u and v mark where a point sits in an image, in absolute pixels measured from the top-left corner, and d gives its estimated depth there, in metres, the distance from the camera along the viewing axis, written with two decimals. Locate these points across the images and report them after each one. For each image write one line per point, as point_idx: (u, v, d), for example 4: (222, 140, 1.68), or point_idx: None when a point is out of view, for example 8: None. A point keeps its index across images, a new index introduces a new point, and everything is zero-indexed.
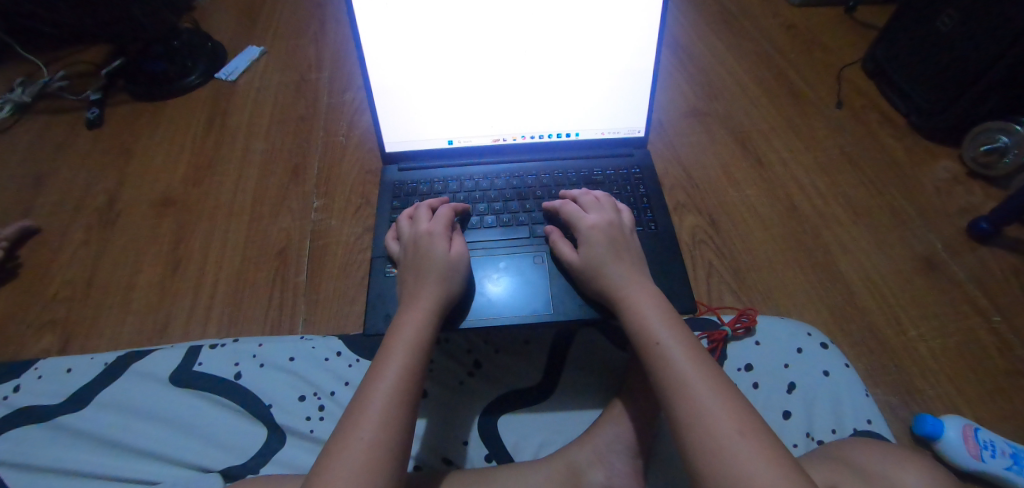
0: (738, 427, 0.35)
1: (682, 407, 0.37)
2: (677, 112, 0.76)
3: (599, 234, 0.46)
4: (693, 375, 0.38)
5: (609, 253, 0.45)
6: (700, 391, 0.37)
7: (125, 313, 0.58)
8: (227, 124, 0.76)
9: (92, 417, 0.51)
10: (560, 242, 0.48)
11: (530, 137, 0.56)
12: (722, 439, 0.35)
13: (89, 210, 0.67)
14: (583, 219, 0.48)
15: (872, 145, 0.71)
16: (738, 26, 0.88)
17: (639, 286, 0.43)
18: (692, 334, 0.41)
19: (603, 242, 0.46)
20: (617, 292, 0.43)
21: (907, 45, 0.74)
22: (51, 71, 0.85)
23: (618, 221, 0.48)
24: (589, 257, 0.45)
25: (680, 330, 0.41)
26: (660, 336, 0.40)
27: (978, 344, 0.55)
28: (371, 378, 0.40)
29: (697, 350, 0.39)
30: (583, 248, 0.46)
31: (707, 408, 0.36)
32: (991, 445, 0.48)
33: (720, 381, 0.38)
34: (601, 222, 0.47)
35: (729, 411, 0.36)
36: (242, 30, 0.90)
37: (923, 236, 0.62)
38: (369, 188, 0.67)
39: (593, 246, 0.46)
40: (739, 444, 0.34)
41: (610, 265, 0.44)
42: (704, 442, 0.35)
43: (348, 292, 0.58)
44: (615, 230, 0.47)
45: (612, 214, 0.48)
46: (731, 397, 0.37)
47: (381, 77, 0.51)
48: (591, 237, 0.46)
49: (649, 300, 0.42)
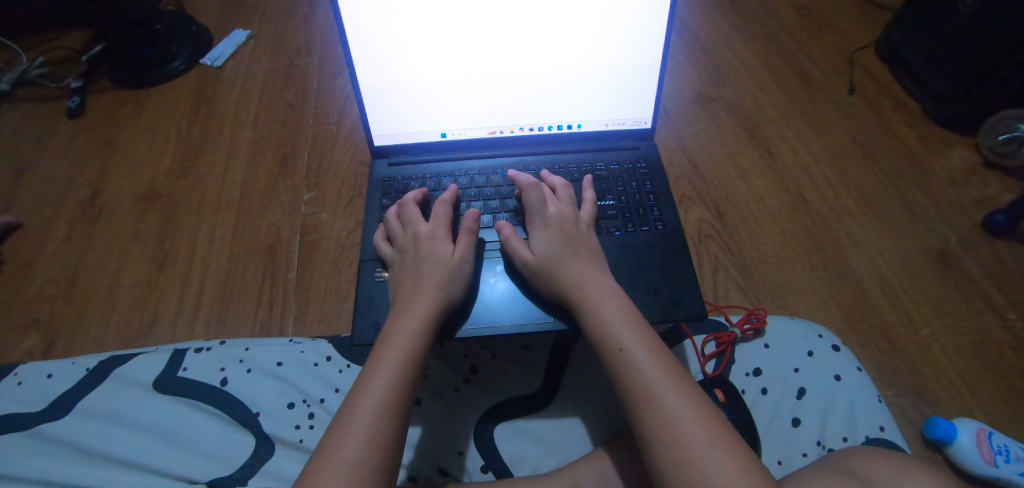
0: (707, 436, 0.34)
1: (647, 415, 0.35)
2: (682, 98, 0.73)
3: (556, 231, 0.45)
4: (660, 383, 0.36)
5: (566, 252, 0.43)
6: (668, 399, 0.35)
7: (108, 313, 0.56)
8: (213, 112, 0.73)
9: (71, 425, 0.48)
10: (512, 239, 0.45)
11: (528, 129, 0.53)
12: (692, 450, 0.33)
13: (71, 204, 0.65)
14: (544, 212, 0.46)
15: (885, 133, 0.68)
16: (747, 7, 0.84)
17: (598, 284, 0.42)
18: (656, 337, 0.39)
19: (559, 239, 0.44)
20: (575, 291, 0.41)
21: (925, 28, 0.70)
22: (30, 57, 0.81)
23: (577, 217, 0.47)
24: (547, 254, 0.43)
25: (644, 332, 0.39)
26: (624, 341, 0.38)
27: (992, 344, 0.52)
28: (358, 391, 0.37)
29: (662, 354, 0.38)
30: (540, 243, 0.44)
31: (675, 418, 0.34)
32: (1006, 450, 0.46)
33: (686, 387, 0.36)
34: (558, 218, 0.46)
35: (697, 419, 0.34)
36: (229, 13, 0.86)
37: (938, 230, 0.59)
38: (361, 180, 0.64)
39: (549, 243, 0.44)
40: (708, 454, 0.33)
41: (567, 262, 0.43)
42: (673, 453, 0.34)
43: (340, 291, 0.55)
44: (573, 228, 0.45)
45: (572, 209, 0.47)
46: (698, 404, 0.35)
47: (368, 67, 0.48)
48: (549, 234, 0.45)
49: (610, 299, 0.41)
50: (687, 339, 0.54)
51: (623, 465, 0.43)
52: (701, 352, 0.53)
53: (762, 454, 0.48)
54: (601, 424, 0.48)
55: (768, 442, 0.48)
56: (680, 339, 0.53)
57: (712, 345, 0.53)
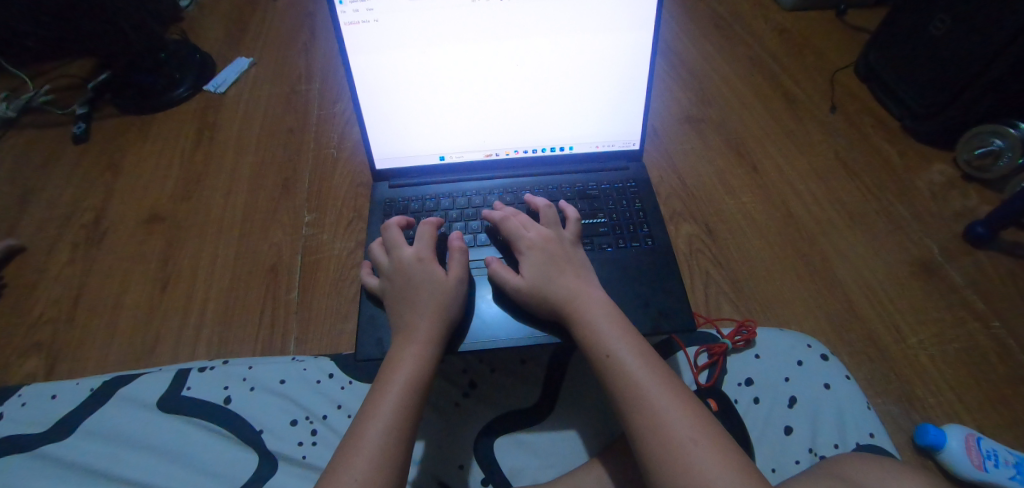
0: (693, 434, 0.35)
1: (637, 417, 0.37)
2: (671, 119, 0.75)
3: (541, 252, 0.45)
4: (647, 385, 0.38)
5: (548, 273, 0.44)
6: (655, 400, 0.37)
7: (112, 335, 0.57)
8: (216, 136, 0.75)
9: (74, 446, 0.49)
10: (501, 269, 0.46)
11: (523, 151, 0.56)
12: (678, 449, 0.35)
13: (76, 227, 0.66)
14: (523, 238, 0.47)
15: (866, 149, 0.71)
16: (730, 31, 0.88)
17: (583, 294, 0.43)
18: (643, 341, 0.41)
19: (544, 261, 0.45)
20: (560, 304, 0.43)
21: (900, 48, 0.73)
22: (37, 85, 0.83)
23: (557, 233, 0.47)
24: (532, 276, 0.44)
25: (630, 337, 0.40)
26: (611, 345, 0.40)
27: (977, 351, 0.54)
28: (364, 417, 0.39)
29: (648, 356, 0.39)
30: (524, 269, 0.45)
31: (662, 417, 0.36)
32: (995, 455, 0.48)
33: (672, 387, 0.38)
34: (539, 240, 0.46)
35: (684, 419, 0.36)
36: (231, 41, 0.89)
37: (919, 241, 0.62)
38: (360, 201, 0.66)
39: (534, 267, 0.45)
40: (695, 453, 0.34)
41: (552, 280, 0.44)
42: (661, 452, 0.35)
43: (341, 310, 0.57)
44: (554, 247, 0.46)
45: (550, 229, 0.48)
46: (684, 403, 0.37)
47: (369, 93, 0.50)
48: (531, 258, 0.45)
49: (594, 307, 0.42)
50: (680, 351, 0.55)
51: (622, 474, 0.44)
52: (694, 363, 0.54)
53: (757, 462, 0.49)
54: (599, 437, 0.49)
55: (762, 451, 0.49)
56: (673, 352, 0.55)
57: (704, 356, 0.54)
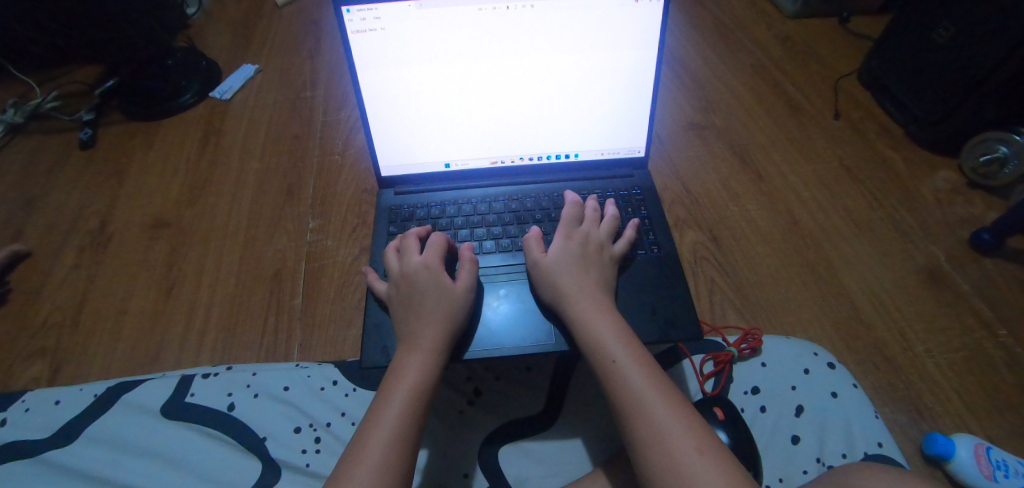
0: (697, 445, 0.35)
1: (639, 427, 0.36)
2: (674, 126, 0.76)
3: (579, 245, 0.47)
4: (651, 395, 0.37)
5: (574, 263, 0.45)
6: (658, 410, 0.36)
7: (116, 341, 0.57)
8: (222, 142, 0.75)
9: (78, 453, 0.49)
10: (534, 244, 0.48)
11: (528, 159, 0.56)
12: (681, 459, 0.34)
13: (81, 232, 0.66)
14: (575, 228, 0.49)
15: (870, 156, 0.71)
16: (733, 38, 0.88)
17: (591, 302, 0.43)
18: (647, 352, 0.41)
19: (577, 253, 0.46)
20: (569, 307, 0.43)
21: (903, 56, 0.73)
22: (44, 91, 0.84)
23: (602, 240, 0.48)
24: (557, 261, 0.45)
25: (635, 347, 0.40)
26: (616, 354, 0.39)
27: (985, 360, 0.53)
28: (368, 425, 0.38)
29: (652, 367, 0.39)
30: (555, 250, 0.46)
31: (664, 427, 0.36)
32: (1004, 465, 0.47)
33: (676, 399, 0.37)
34: (585, 236, 0.48)
35: (687, 430, 0.35)
36: (237, 48, 0.90)
37: (925, 248, 0.61)
38: (364, 208, 0.66)
39: (566, 253, 0.46)
40: (698, 464, 0.34)
41: (572, 273, 0.45)
42: (663, 463, 0.35)
43: (345, 316, 0.57)
44: (592, 249, 0.47)
45: (601, 232, 0.49)
46: (687, 416, 0.36)
47: (376, 100, 0.50)
48: (566, 246, 0.47)
49: (601, 315, 0.42)
50: (685, 359, 0.55)
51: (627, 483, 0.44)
52: (700, 372, 0.53)
53: (764, 472, 0.48)
54: (604, 446, 0.49)
55: (770, 460, 0.49)
56: (679, 360, 0.54)
57: (710, 365, 0.54)
